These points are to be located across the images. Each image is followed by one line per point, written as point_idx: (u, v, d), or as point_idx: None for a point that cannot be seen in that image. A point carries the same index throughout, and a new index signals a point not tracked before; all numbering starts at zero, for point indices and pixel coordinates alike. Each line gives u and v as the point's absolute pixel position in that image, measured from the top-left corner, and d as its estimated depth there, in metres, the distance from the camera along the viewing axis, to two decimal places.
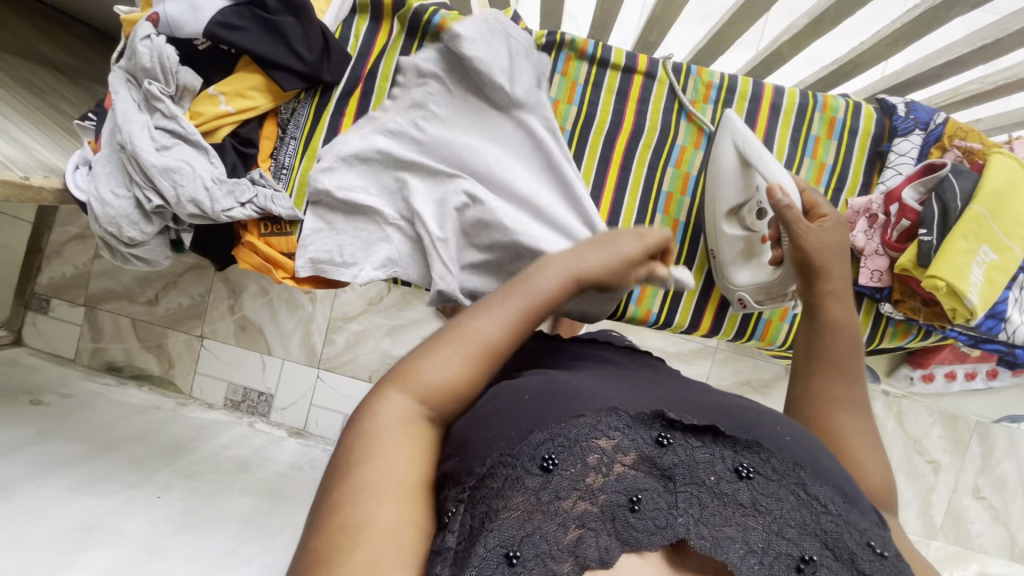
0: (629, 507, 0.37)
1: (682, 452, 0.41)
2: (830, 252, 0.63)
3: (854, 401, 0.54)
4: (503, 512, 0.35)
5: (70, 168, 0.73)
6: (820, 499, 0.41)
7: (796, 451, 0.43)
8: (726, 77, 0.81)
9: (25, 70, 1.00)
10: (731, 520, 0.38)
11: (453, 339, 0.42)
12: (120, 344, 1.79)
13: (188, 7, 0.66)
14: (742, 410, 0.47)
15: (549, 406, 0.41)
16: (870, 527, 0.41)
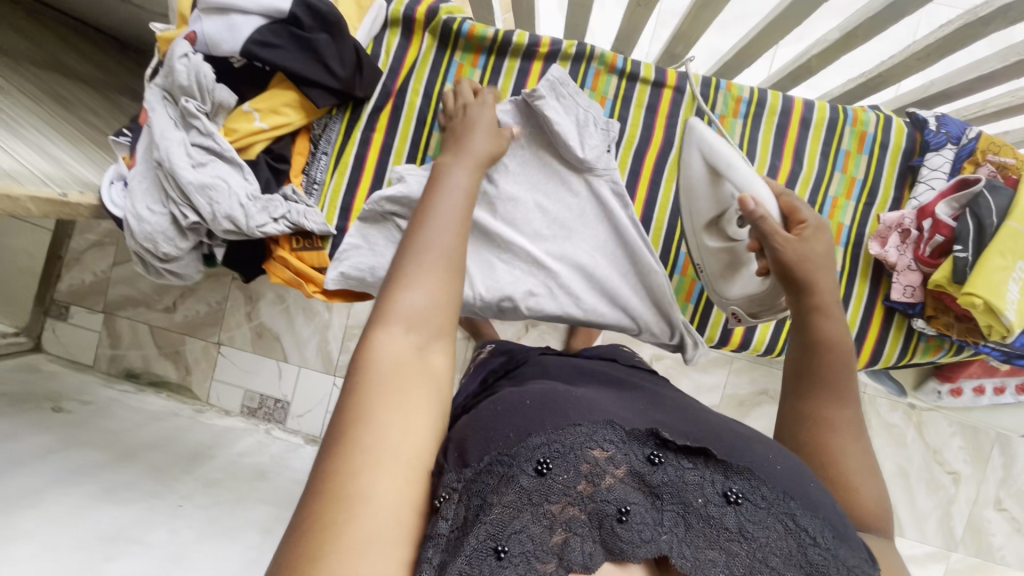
0: (617, 518, 0.38)
1: (672, 471, 0.41)
2: (814, 262, 0.59)
3: (850, 420, 0.53)
4: (495, 506, 0.36)
5: (105, 183, 0.74)
6: (809, 531, 0.40)
7: (785, 480, 0.42)
8: (756, 91, 0.80)
9: (54, 82, 1.01)
10: (716, 544, 0.38)
11: (421, 268, 0.46)
12: (138, 351, 1.80)
13: (226, 26, 0.66)
14: (744, 436, 0.45)
15: (547, 409, 0.42)
16: (861, 563, 0.40)
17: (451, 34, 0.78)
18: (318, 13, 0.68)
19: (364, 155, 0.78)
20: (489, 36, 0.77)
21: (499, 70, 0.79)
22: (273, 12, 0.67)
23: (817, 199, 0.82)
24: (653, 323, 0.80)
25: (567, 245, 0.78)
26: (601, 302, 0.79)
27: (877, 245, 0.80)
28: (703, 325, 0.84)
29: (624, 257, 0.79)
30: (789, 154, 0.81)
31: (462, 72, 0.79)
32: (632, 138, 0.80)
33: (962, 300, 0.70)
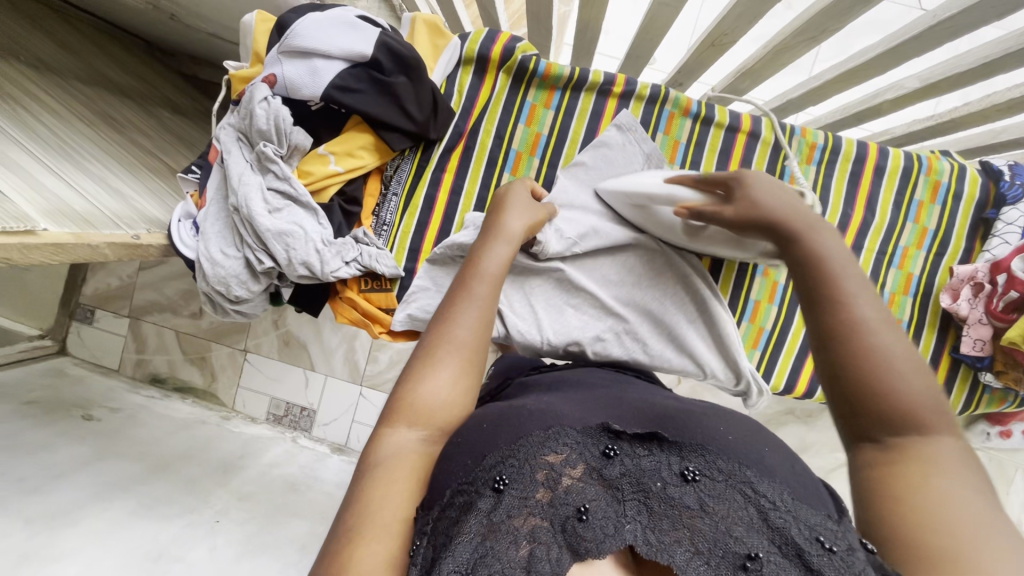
0: (577, 518, 0.35)
1: (629, 462, 0.38)
2: (767, 203, 0.53)
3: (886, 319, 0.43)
4: (457, 537, 0.34)
5: (174, 221, 0.72)
6: (768, 496, 0.36)
7: (739, 451, 0.38)
8: (830, 138, 0.80)
9: (102, 101, 0.99)
10: (679, 524, 0.35)
11: (443, 352, 0.47)
12: (164, 356, 1.77)
13: (307, 70, 0.65)
14: (689, 411, 0.43)
15: (504, 427, 0.40)
16: (826, 521, 0.35)
17: (526, 73, 0.76)
18: (399, 56, 0.66)
19: (434, 196, 0.77)
20: (565, 74, 0.76)
21: (573, 110, 0.78)
22: (356, 56, 0.65)
23: (888, 248, 0.81)
24: (719, 370, 0.77)
25: (633, 291, 0.78)
26: (667, 350, 0.76)
27: (948, 298, 0.80)
28: (769, 372, 0.83)
29: (692, 307, 0.77)
30: (861, 203, 0.81)
31: (535, 112, 0.77)
32: None
33: None
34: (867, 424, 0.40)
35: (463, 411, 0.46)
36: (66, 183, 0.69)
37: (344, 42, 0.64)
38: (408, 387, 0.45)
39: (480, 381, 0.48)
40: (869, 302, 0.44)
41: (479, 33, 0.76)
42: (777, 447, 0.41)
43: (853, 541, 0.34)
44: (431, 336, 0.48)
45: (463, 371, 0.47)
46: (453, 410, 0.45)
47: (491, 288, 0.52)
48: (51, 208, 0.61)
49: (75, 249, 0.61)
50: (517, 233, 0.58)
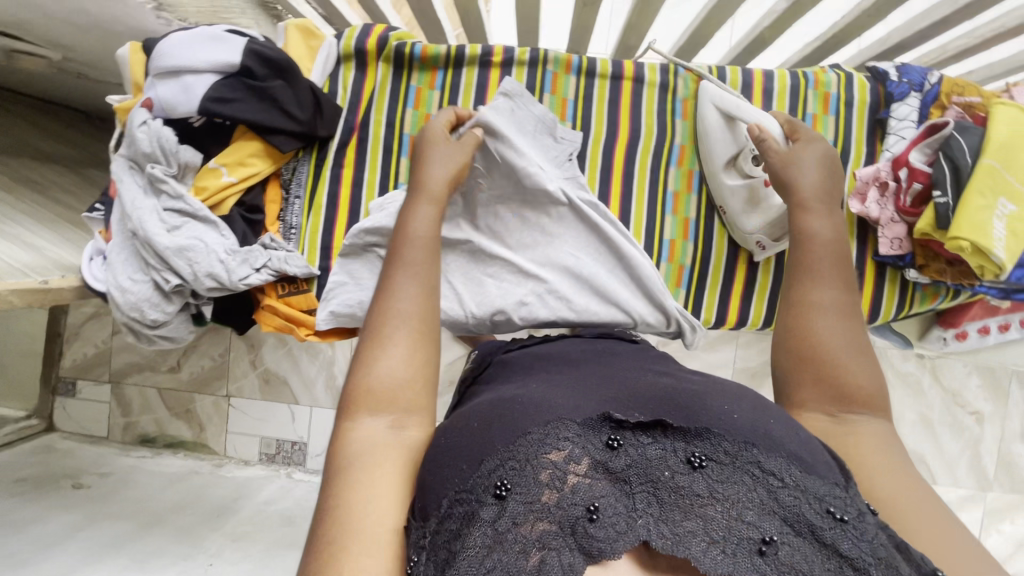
0: (587, 518, 0.34)
1: (633, 452, 0.38)
2: (798, 161, 0.64)
3: (837, 303, 0.55)
4: (464, 551, 0.34)
5: (84, 260, 0.74)
6: (776, 474, 0.37)
7: (745, 429, 0.39)
8: (714, 70, 0.82)
9: (24, 168, 1.01)
10: (690, 514, 0.35)
11: (391, 334, 0.49)
12: (150, 415, 1.75)
13: (180, 88, 0.67)
14: (694, 391, 0.43)
15: (499, 425, 0.40)
16: (835, 490, 0.37)
17: (405, 58, 0.78)
18: (270, 62, 0.68)
19: (337, 192, 0.78)
20: (442, 53, 0.78)
21: (458, 86, 0.79)
22: (225, 67, 0.67)
23: None
24: (649, 315, 0.76)
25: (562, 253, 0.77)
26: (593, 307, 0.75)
27: (857, 203, 0.80)
28: (697, 308, 0.83)
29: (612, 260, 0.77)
30: None
31: (421, 95, 0.79)
32: (599, 136, 0.81)
33: (950, 245, 0.70)
34: (819, 403, 0.50)
35: (424, 384, 0.48)
36: None
37: (210, 55, 0.66)
38: (364, 373, 0.47)
39: (434, 349, 0.50)
40: (827, 290, 0.56)
41: (353, 30, 0.78)
42: (784, 420, 0.42)
43: (863, 509, 0.37)
44: (375, 318, 0.50)
45: (415, 343, 0.49)
46: (413, 387, 0.47)
47: (428, 254, 0.54)
48: None
49: None
50: (440, 186, 0.60)
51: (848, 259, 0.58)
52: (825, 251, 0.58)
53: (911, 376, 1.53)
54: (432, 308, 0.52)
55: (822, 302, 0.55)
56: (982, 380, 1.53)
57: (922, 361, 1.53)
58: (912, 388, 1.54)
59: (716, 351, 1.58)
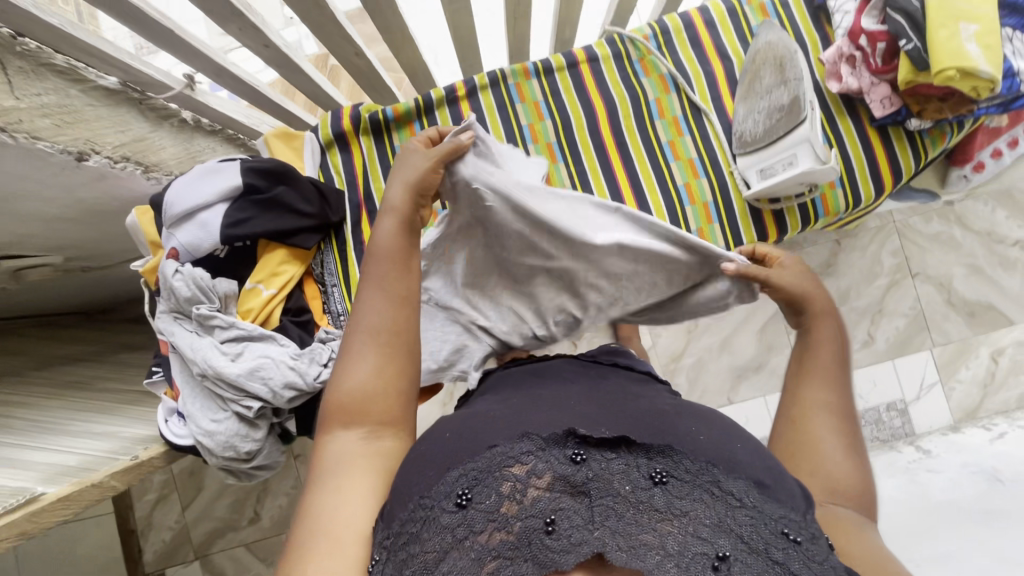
0: (545, 530, 0.39)
1: (597, 465, 0.42)
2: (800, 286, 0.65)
3: (833, 410, 0.57)
4: (421, 553, 0.39)
5: (161, 423, 0.73)
6: (733, 494, 0.42)
7: (708, 451, 0.45)
8: (655, 25, 0.86)
9: (63, 375, 1.03)
10: (647, 529, 0.39)
11: (362, 345, 0.55)
12: (248, 575, 1.68)
13: (198, 226, 0.70)
14: (669, 412, 0.49)
15: (464, 442, 0.46)
16: (791, 514, 0.42)
17: (381, 124, 0.82)
18: (268, 171, 0.71)
19: None
20: (412, 106, 0.82)
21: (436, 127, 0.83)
22: (231, 191, 0.70)
23: None
24: None
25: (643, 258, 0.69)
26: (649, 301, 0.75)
27: (835, 83, 0.83)
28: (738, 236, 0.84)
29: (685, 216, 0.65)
30: (714, 55, 0.85)
31: None
32: (580, 120, 0.84)
33: (940, 80, 0.72)
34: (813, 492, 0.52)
35: (392, 393, 0.53)
36: (49, 450, 0.70)
37: (216, 186, 0.69)
38: (338, 384, 0.53)
39: (402, 361, 0.55)
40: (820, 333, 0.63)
41: (325, 121, 0.82)
42: (749, 443, 0.47)
43: (814, 532, 0.41)
44: (349, 332, 0.56)
45: (383, 357, 0.54)
46: (382, 395, 0.53)
47: (393, 266, 0.58)
48: (46, 475, 0.63)
49: (83, 495, 0.62)
50: (404, 198, 0.62)
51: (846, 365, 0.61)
52: (824, 365, 0.60)
53: (942, 235, 1.54)
54: (398, 318, 0.56)
55: (820, 403, 0.57)
56: (1009, 211, 1.53)
57: (945, 217, 1.54)
58: (948, 245, 1.54)
59: None
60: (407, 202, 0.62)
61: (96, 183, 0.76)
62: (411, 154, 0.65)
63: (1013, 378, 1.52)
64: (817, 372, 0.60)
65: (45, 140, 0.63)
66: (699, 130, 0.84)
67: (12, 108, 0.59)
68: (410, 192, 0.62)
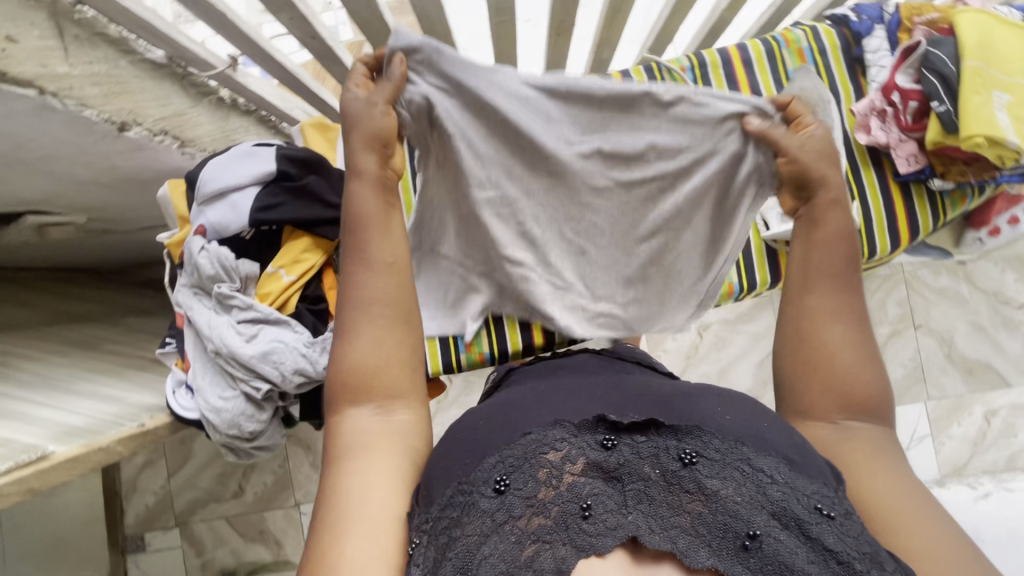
0: (582, 514, 0.41)
1: (627, 451, 0.44)
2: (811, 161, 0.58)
3: (843, 317, 0.56)
4: (462, 536, 0.41)
5: (169, 393, 0.75)
6: (765, 471, 0.43)
7: (735, 429, 0.46)
8: (693, 58, 0.88)
9: (72, 332, 1.05)
10: (679, 510, 0.42)
11: (358, 322, 0.53)
12: (225, 547, 1.69)
13: (227, 207, 0.71)
14: (688, 395, 0.50)
15: (497, 430, 0.48)
16: (823, 490, 0.43)
17: None
18: (300, 161, 0.73)
19: None
20: None
21: None
22: (264, 176, 0.71)
23: None
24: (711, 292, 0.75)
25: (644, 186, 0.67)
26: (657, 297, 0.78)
27: (863, 134, 0.84)
28: (752, 273, 0.85)
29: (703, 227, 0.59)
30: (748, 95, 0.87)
31: None
32: None
33: (967, 145, 0.74)
34: (826, 410, 0.53)
35: (398, 364, 0.53)
36: (58, 408, 0.72)
37: (249, 170, 0.71)
38: (341, 362, 0.52)
39: (405, 328, 0.54)
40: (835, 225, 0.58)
41: None
42: (775, 421, 0.48)
43: (848, 507, 0.43)
44: (345, 308, 0.53)
45: (386, 329, 0.53)
46: (389, 368, 0.53)
47: (382, 234, 0.54)
48: (56, 433, 0.64)
49: (89, 456, 0.63)
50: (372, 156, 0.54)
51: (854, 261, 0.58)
52: (833, 267, 0.57)
53: (949, 290, 1.55)
54: (395, 287, 0.54)
55: (829, 312, 0.56)
56: (1018, 274, 1.54)
57: (954, 273, 1.55)
58: (954, 301, 1.56)
59: (756, 320, 1.60)
60: (376, 161, 0.54)
61: (133, 152, 0.78)
62: (353, 99, 0.54)
63: (1003, 440, 1.54)
64: (824, 276, 0.57)
65: (92, 108, 0.65)
66: None
67: (64, 75, 0.61)
68: (369, 148, 0.54)
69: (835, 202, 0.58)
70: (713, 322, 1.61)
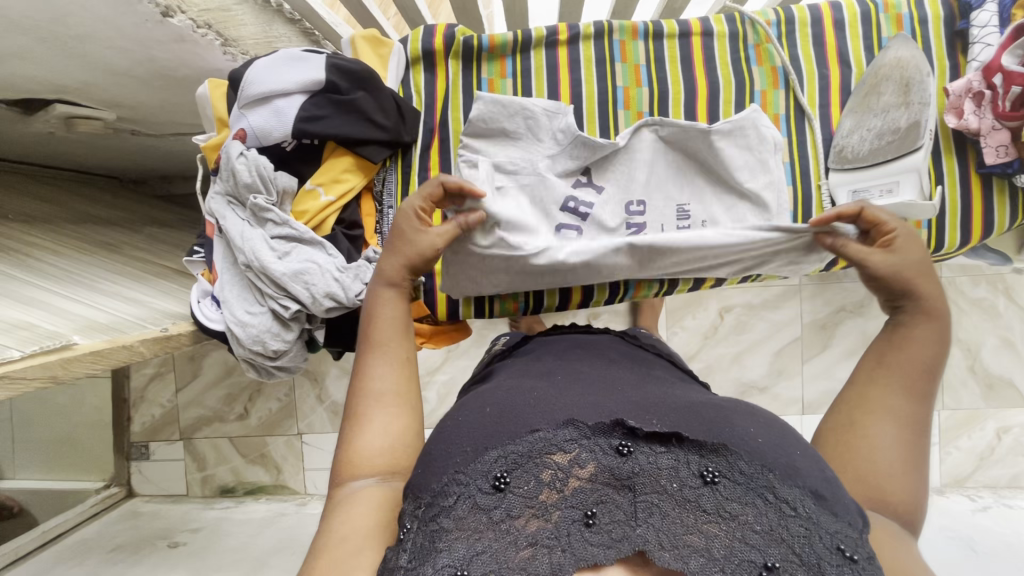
0: (585, 521, 0.39)
1: (643, 459, 0.42)
2: (911, 273, 0.57)
3: (904, 418, 0.51)
4: (453, 534, 0.39)
5: (194, 303, 0.73)
6: (790, 502, 0.40)
7: (766, 453, 0.43)
8: (781, 12, 0.80)
9: (92, 233, 1.02)
10: (694, 528, 0.38)
11: (368, 408, 0.54)
12: (226, 465, 1.72)
13: (271, 113, 0.67)
14: (721, 409, 0.48)
15: (506, 423, 0.46)
16: (848, 529, 0.40)
17: (473, 51, 0.78)
18: (351, 73, 0.68)
19: None
20: (509, 39, 0.78)
21: (528, 70, 0.79)
22: (312, 85, 0.67)
23: None
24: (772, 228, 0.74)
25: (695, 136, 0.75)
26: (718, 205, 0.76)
27: (953, 118, 0.78)
28: None
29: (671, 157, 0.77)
30: (834, 60, 0.80)
31: (494, 86, 0.79)
32: (678, 96, 0.79)
33: None
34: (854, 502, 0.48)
35: (403, 440, 0.53)
36: (81, 302, 0.70)
37: (298, 75, 0.66)
38: (349, 442, 0.52)
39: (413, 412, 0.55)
40: (923, 346, 0.54)
41: (417, 33, 0.78)
42: (807, 450, 0.45)
43: (873, 553, 0.39)
44: (355, 397, 0.55)
45: (394, 410, 0.54)
46: (394, 445, 0.52)
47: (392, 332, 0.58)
48: (79, 326, 0.63)
49: (112, 353, 0.62)
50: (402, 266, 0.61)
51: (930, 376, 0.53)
52: (913, 370, 0.53)
53: (984, 301, 1.50)
54: (404, 377, 0.56)
55: (894, 406, 0.51)
56: None
57: (993, 284, 1.49)
58: (987, 313, 1.51)
59: (781, 309, 1.55)
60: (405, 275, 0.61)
61: (175, 44, 0.73)
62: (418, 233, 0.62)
63: (1011, 458, 1.51)
64: (893, 381, 0.53)
65: None
66: (798, 135, 0.79)
67: None
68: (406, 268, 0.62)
69: (926, 311, 0.56)
70: (737, 305, 1.56)
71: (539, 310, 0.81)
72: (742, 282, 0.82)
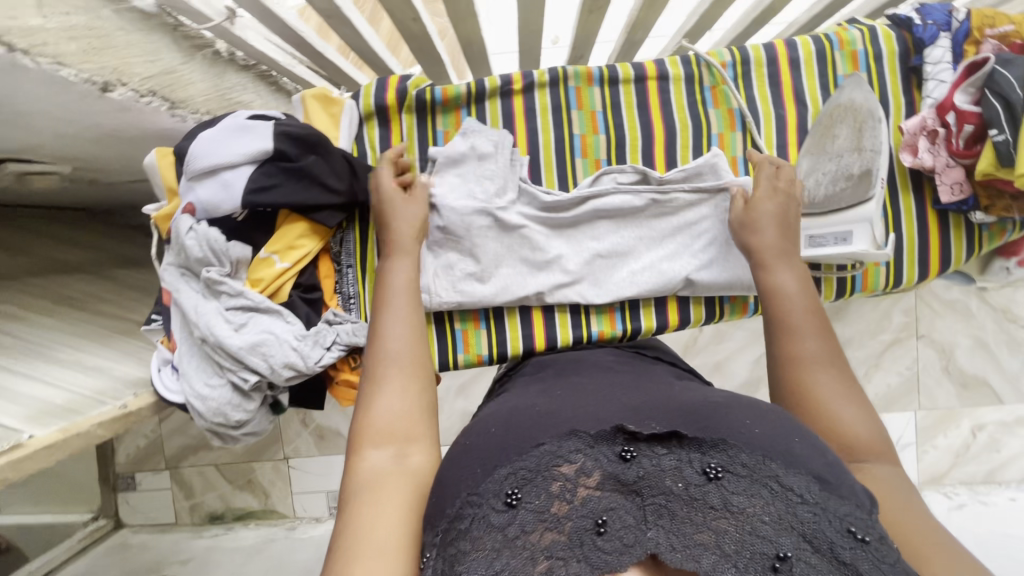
0: (596, 530, 0.40)
1: (648, 463, 0.43)
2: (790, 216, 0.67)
3: (825, 357, 0.58)
4: (472, 554, 0.39)
5: (155, 372, 0.73)
6: (795, 490, 0.41)
7: (764, 443, 0.44)
8: (736, 52, 0.80)
9: (55, 285, 1.00)
10: (703, 527, 0.40)
11: (383, 378, 0.57)
12: (213, 493, 1.72)
13: (219, 186, 0.66)
14: (716, 406, 0.49)
15: (513, 438, 0.47)
16: (856, 511, 0.41)
17: (427, 105, 0.77)
18: (298, 139, 0.67)
19: None
20: (462, 91, 0.77)
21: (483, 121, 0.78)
22: (260, 155, 0.66)
23: None
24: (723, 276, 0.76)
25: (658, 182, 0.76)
26: (672, 253, 0.76)
27: (908, 155, 0.77)
28: None
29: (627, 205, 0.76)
30: (790, 99, 0.80)
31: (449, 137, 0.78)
32: (635, 142, 0.79)
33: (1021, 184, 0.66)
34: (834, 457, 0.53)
35: (417, 415, 0.55)
36: (37, 381, 0.69)
37: (243, 147, 0.65)
38: (367, 413, 0.55)
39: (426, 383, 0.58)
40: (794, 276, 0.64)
41: (369, 88, 0.77)
42: (808, 439, 0.46)
43: (883, 532, 0.40)
44: (372, 365, 0.58)
45: (410, 381, 0.57)
46: (411, 417, 0.55)
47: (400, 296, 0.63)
48: (32, 413, 0.62)
49: (66, 442, 0.61)
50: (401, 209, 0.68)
51: (820, 307, 0.62)
52: (804, 307, 0.61)
53: (957, 303, 1.52)
54: (415, 343, 0.60)
55: (811, 355, 0.58)
56: None
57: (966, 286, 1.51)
58: (961, 314, 1.53)
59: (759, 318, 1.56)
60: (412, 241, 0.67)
61: (119, 113, 0.71)
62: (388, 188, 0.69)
63: (986, 454, 1.54)
64: (816, 325, 0.60)
65: (69, 67, 0.58)
66: None
67: (37, 28, 0.54)
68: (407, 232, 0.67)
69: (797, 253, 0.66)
70: None
71: (504, 360, 0.79)
72: (706, 321, 0.82)
